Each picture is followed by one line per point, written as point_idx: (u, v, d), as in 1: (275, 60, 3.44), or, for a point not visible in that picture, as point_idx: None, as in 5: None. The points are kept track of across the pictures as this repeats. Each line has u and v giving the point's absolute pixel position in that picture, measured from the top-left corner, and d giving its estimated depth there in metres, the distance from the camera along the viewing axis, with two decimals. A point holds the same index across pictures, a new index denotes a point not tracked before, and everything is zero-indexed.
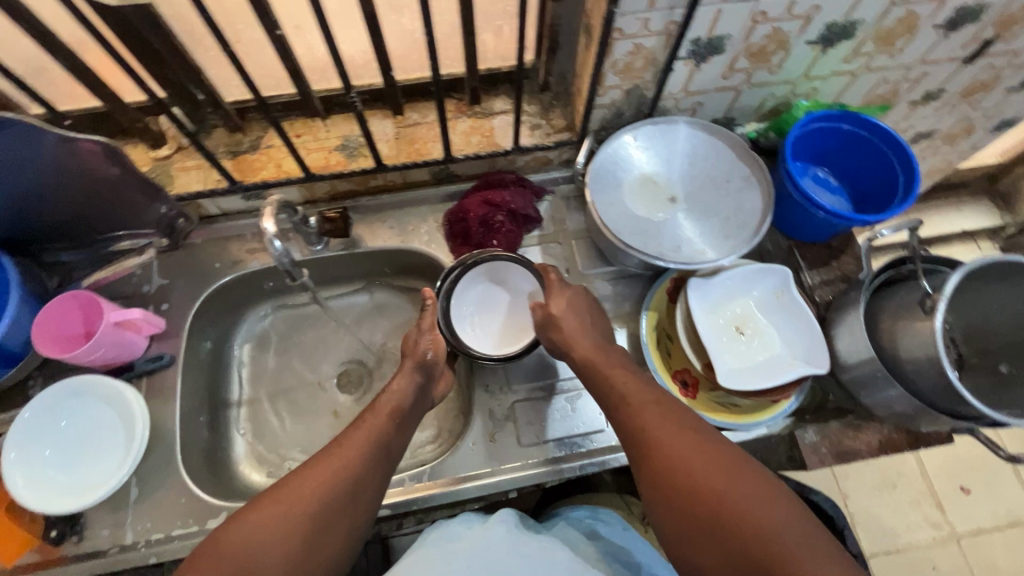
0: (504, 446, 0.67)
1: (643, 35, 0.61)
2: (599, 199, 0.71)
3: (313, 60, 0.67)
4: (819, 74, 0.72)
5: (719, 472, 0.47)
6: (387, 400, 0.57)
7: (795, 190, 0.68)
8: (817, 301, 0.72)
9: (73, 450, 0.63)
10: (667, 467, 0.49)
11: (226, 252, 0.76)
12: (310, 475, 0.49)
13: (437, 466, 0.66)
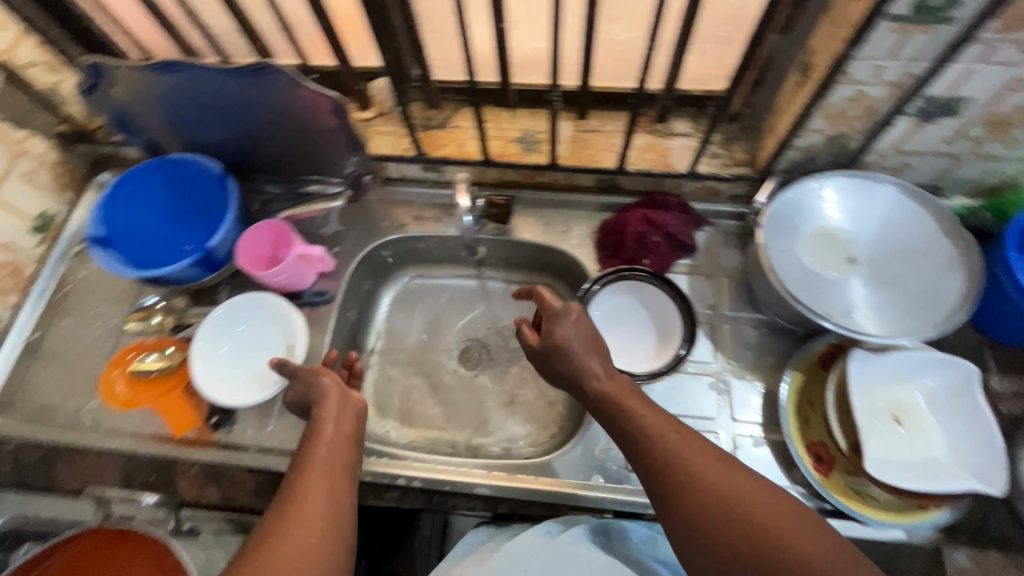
0: (611, 465, 0.66)
1: (872, 82, 0.57)
2: (772, 243, 0.67)
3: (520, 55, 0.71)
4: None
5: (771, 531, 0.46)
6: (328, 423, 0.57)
7: (1010, 283, 0.60)
8: (1002, 413, 0.63)
9: (240, 353, 0.73)
10: (703, 521, 0.47)
11: (394, 213, 0.82)
12: (300, 510, 0.49)
13: (542, 464, 0.66)
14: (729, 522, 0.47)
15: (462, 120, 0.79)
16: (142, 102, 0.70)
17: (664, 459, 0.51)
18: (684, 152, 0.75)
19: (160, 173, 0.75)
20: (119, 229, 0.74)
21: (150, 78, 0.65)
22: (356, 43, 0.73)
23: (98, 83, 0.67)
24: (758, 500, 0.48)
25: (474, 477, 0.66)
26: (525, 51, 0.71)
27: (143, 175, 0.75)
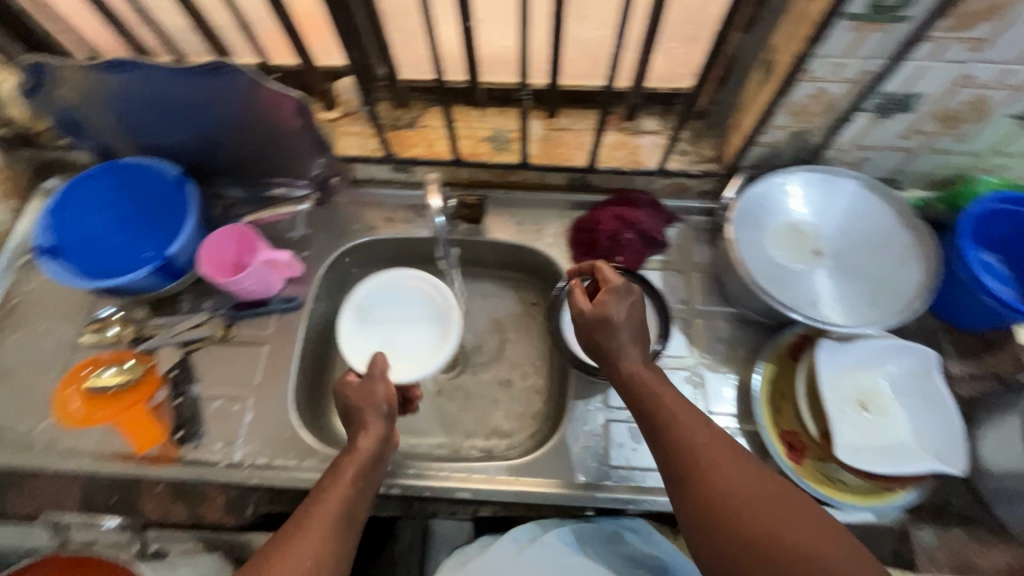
0: (591, 462, 0.66)
1: (831, 79, 0.58)
2: (741, 236, 0.68)
3: (488, 54, 0.70)
4: (1012, 152, 0.65)
5: (790, 541, 0.44)
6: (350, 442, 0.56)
7: (961, 270, 0.63)
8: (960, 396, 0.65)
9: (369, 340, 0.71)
10: (732, 531, 0.46)
11: (364, 215, 0.80)
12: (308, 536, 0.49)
13: (522, 465, 0.66)
14: (745, 523, 0.46)
15: (430, 120, 0.77)
16: (91, 105, 0.67)
17: (686, 455, 0.50)
18: (654, 150, 0.75)
19: (115, 179, 0.71)
20: (72, 238, 0.71)
21: (98, 79, 0.62)
22: (317, 41, 0.71)
23: (42, 84, 0.63)
24: (777, 505, 0.47)
25: (455, 482, 0.65)
26: (493, 50, 0.70)
27: (95, 183, 0.71)
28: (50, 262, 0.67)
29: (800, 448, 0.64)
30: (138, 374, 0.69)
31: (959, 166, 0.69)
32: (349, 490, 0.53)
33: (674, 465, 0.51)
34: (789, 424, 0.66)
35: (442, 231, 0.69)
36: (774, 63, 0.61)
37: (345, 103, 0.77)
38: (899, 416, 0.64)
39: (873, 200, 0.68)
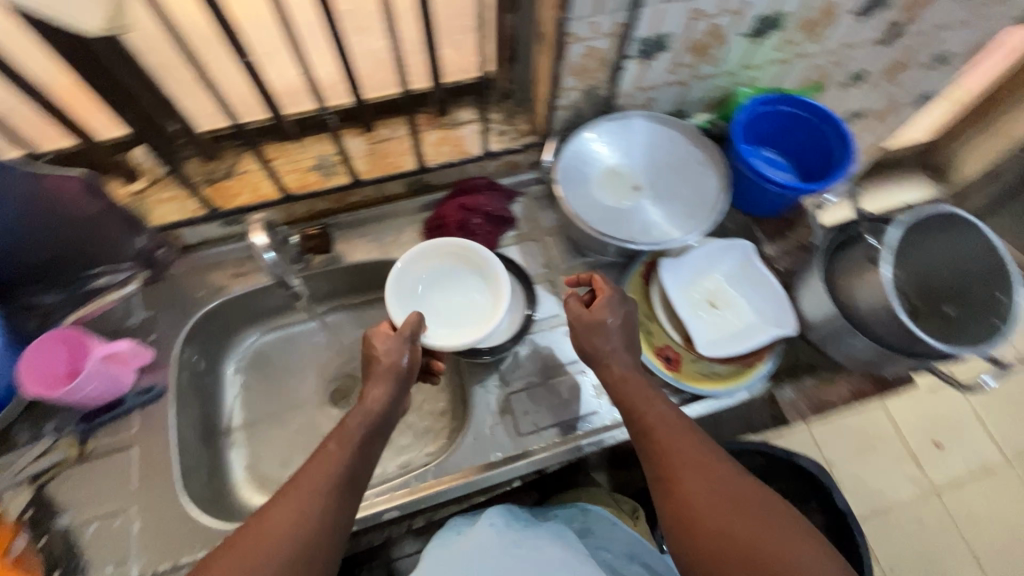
0: (504, 436, 0.68)
1: (594, 37, 0.65)
2: (570, 193, 0.75)
3: (285, 84, 0.69)
4: (756, 64, 0.78)
5: (761, 532, 0.46)
6: (356, 414, 0.53)
7: (745, 167, 0.75)
8: (780, 270, 0.78)
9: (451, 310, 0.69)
10: (708, 533, 0.47)
11: (209, 279, 0.76)
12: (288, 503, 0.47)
13: (442, 463, 0.66)
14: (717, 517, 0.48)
15: (247, 164, 0.74)
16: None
17: (664, 449, 0.53)
18: (475, 137, 0.79)
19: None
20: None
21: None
22: (88, 116, 0.63)
23: None
24: (751, 501, 0.48)
25: (380, 502, 0.64)
26: (289, 78, 0.69)
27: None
28: None
29: (676, 357, 0.72)
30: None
31: (723, 85, 0.81)
32: (342, 457, 0.50)
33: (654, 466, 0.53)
34: (662, 339, 0.73)
35: (276, 265, 0.66)
36: (545, 34, 0.67)
37: (150, 169, 0.72)
38: (741, 302, 0.74)
39: (665, 130, 0.78)
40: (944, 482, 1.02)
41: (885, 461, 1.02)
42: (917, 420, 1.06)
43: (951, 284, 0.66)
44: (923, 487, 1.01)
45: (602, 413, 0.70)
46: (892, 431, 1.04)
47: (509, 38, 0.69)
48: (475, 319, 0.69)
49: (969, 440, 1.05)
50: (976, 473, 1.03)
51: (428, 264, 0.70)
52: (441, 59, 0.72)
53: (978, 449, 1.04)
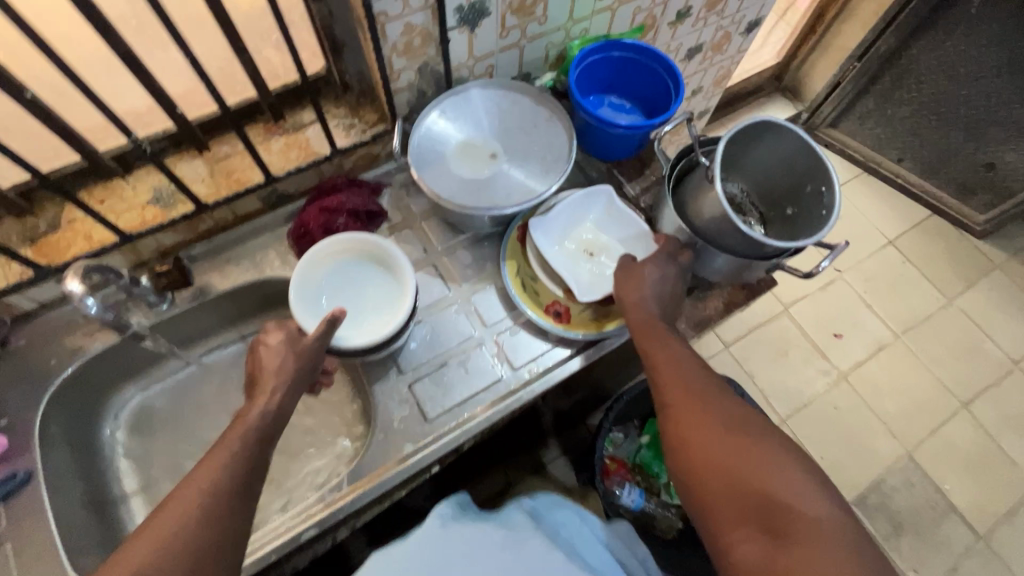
0: (413, 427, 0.67)
1: (408, 13, 0.64)
2: (424, 174, 0.73)
3: (91, 124, 0.67)
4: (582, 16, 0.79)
5: (754, 458, 0.51)
6: (255, 417, 0.55)
7: (589, 117, 0.76)
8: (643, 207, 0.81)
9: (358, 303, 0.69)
10: (700, 460, 0.54)
11: (60, 344, 0.69)
12: (170, 514, 0.47)
13: (352, 472, 0.65)
14: (725, 445, 0.53)
15: (74, 215, 0.69)
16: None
17: (678, 386, 0.59)
18: (320, 136, 0.76)
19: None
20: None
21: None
22: None
23: None
24: (752, 432, 0.54)
25: (293, 528, 0.62)
26: (92, 116, 0.67)
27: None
28: None
29: (565, 310, 0.73)
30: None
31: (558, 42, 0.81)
32: (234, 462, 0.51)
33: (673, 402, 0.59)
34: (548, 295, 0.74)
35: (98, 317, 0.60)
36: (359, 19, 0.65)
37: None
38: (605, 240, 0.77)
39: (505, 96, 0.78)
40: (847, 365, 1.24)
41: (796, 360, 1.24)
42: (819, 316, 1.29)
43: (782, 185, 0.73)
44: (831, 375, 1.23)
45: (505, 378, 0.70)
46: (794, 329, 1.27)
47: (321, 26, 0.67)
48: (381, 309, 0.68)
49: (862, 325, 1.28)
50: (871, 350, 1.26)
51: (323, 264, 0.70)
52: (265, 61, 0.74)
53: (871, 330, 1.28)
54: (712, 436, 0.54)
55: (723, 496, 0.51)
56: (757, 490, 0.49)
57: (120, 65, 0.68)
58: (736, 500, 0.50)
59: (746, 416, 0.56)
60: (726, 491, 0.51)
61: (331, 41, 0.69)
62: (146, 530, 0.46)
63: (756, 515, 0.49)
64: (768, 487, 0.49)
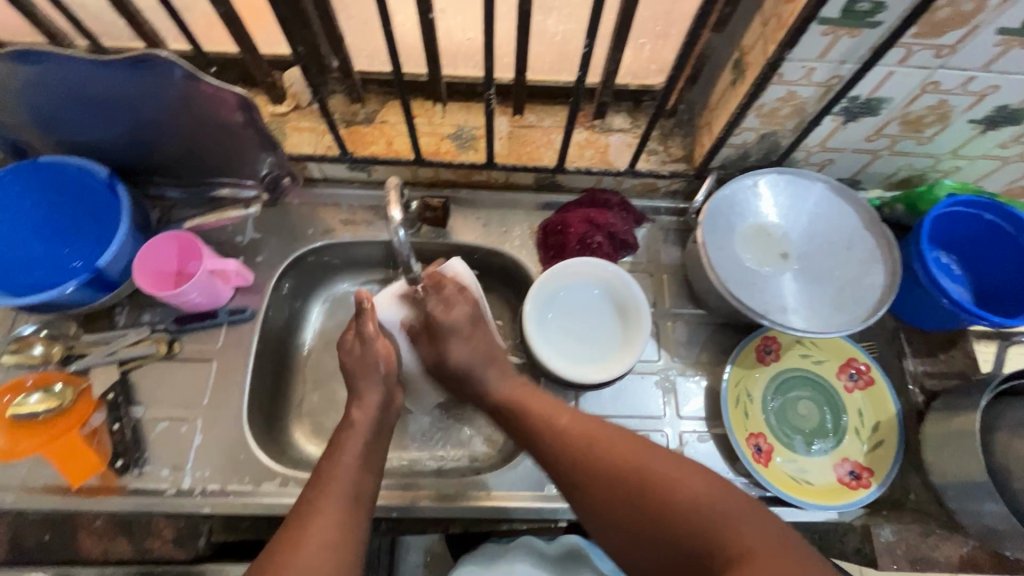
0: None
1: (916, 67, 0.66)
2: (793, 292, 0.80)
3: (610, 93, 0.84)
4: (967, 156, 0.82)
5: (649, 483, 0.58)
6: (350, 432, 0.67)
7: (924, 273, 0.77)
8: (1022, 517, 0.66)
9: (567, 329, 0.81)
10: (645, 524, 0.56)
11: (473, 229, 0.92)
12: (309, 506, 0.59)
13: (538, 476, 0.77)
14: (628, 498, 0.58)
15: (481, 123, 0.90)
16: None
17: (578, 466, 0.61)
18: (618, 151, 0.89)
19: (25, 180, 0.76)
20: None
21: (15, 73, 0.66)
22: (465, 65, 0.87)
23: (60, 109, 0.73)
24: (605, 436, 0.63)
25: (464, 500, 0.75)
26: (611, 90, 0.85)
27: (8, 182, 0.76)
28: None
29: (763, 450, 0.80)
30: (68, 398, 0.75)
31: (915, 170, 0.86)
32: (352, 473, 0.63)
33: (613, 485, 0.59)
34: (754, 428, 0.81)
35: (404, 245, 0.70)
36: (883, 73, 0.68)
37: (478, 129, 0.90)
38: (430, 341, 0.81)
39: (835, 197, 0.82)
40: None
41: None
42: None
43: None
44: None
45: None
46: None
47: (812, 103, 0.73)
48: (598, 346, 0.80)
49: None
50: None
51: (569, 280, 0.83)
52: (748, 137, 0.81)
53: None
54: (600, 491, 0.59)
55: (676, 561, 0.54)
56: (671, 513, 0.55)
57: (569, 55, 0.86)
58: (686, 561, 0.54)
59: (595, 427, 0.64)
60: (685, 558, 0.54)
61: (800, 117, 0.76)
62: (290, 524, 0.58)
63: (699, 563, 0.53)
64: (702, 536, 0.53)
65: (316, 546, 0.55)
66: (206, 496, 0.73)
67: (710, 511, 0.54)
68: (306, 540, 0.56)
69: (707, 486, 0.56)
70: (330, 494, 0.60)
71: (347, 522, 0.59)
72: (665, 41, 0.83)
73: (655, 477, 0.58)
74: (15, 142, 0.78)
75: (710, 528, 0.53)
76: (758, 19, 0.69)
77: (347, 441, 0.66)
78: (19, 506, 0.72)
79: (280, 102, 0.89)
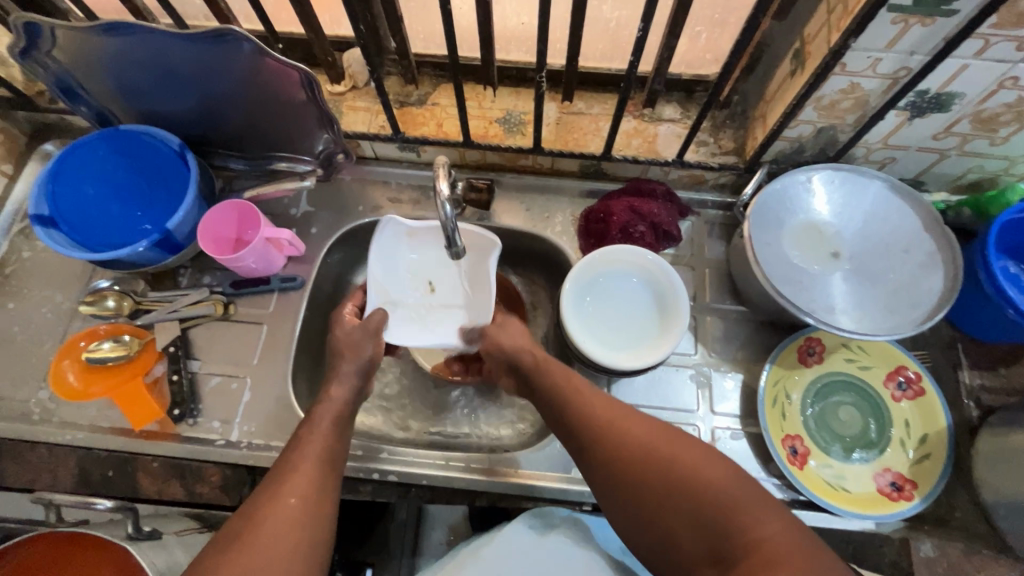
0: None
1: (992, 59, 0.63)
2: (844, 293, 0.77)
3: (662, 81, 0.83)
4: None
5: (665, 466, 0.59)
6: (333, 402, 0.69)
7: (986, 280, 0.73)
8: None
9: (603, 315, 0.82)
10: (657, 501, 0.59)
11: (516, 212, 0.93)
12: (292, 468, 0.61)
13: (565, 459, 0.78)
14: (645, 475, 0.60)
15: (529, 108, 0.91)
16: (81, 64, 0.75)
17: (598, 442, 0.64)
18: (666, 141, 0.88)
19: (107, 145, 0.83)
20: (65, 200, 0.82)
21: (106, 44, 0.71)
22: (517, 50, 0.88)
23: (141, 81, 0.78)
24: (631, 423, 0.64)
25: (493, 476, 0.77)
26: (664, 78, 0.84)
27: (92, 147, 0.83)
28: (44, 230, 0.79)
29: (798, 452, 0.78)
30: (136, 347, 0.81)
31: (985, 173, 0.81)
32: (328, 438, 0.65)
33: (624, 465, 0.61)
34: (790, 429, 0.79)
35: (451, 222, 0.71)
36: (955, 67, 0.64)
37: (525, 113, 0.91)
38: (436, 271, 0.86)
39: (895, 196, 0.78)
40: None
41: None
42: None
43: None
44: None
45: None
46: None
47: (875, 94, 0.70)
48: (633, 335, 0.80)
49: None
50: None
51: (610, 267, 0.83)
52: (803, 132, 0.78)
53: None
54: (617, 469, 0.62)
55: (684, 538, 0.58)
56: (696, 500, 0.57)
57: (621, 43, 0.86)
58: (695, 540, 0.57)
59: (620, 412, 0.65)
60: (697, 537, 0.57)
61: (862, 112, 0.73)
62: (270, 487, 0.59)
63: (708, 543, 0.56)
64: (712, 521, 0.56)
65: (296, 501, 0.58)
66: (251, 450, 0.78)
67: (730, 500, 0.56)
68: (286, 494, 0.58)
69: (728, 473, 0.58)
70: (303, 454, 0.62)
71: (326, 474, 0.62)
72: (722, 30, 0.81)
73: (682, 468, 0.59)
74: (101, 111, 0.85)
75: (730, 518, 0.56)
76: (824, 7, 0.66)
77: (322, 414, 0.67)
78: (87, 443, 0.78)
79: (339, 81, 0.92)
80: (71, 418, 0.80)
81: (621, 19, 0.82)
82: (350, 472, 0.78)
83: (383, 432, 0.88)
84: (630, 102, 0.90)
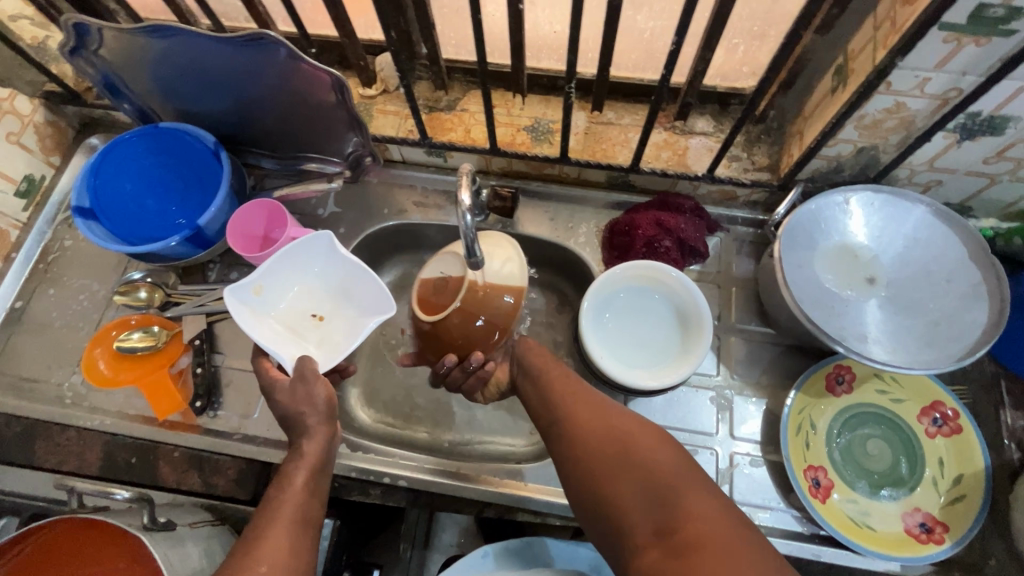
0: None
1: None
2: (879, 321, 0.74)
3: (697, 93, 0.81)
4: None
5: (619, 440, 0.64)
6: (309, 453, 0.67)
7: None
8: None
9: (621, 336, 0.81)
10: (606, 476, 0.62)
11: (539, 221, 0.92)
12: (265, 532, 0.59)
13: None
14: (603, 449, 0.64)
15: (558, 117, 0.90)
16: (126, 64, 0.78)
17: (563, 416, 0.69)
18: (697, 155, 0.86)
19: (146, 142, 0.86)
20: (103, 193, 0.85)
21: (149, 45, 0.74)
22: (549, 58, 0.87)
23: (180, 81, 0.80)
24: (600, 406, 0.69)
25: (502, 486, 0.77)
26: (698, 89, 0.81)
27: (132, 142, 0.85)
28: (82, 221, 0.82)
29: (821, 484, 0.74)
30: (163, 338, 0.84)
31: None
32: (303, 494, 0.64)
33: (581, 437, 0.66)
34: (814, 460, 0.75)
35: (472, 230, 0.69)
36: (1009, 90, 0.61)
37: (554, 121, 0.90)
38: (331, 296, 0.83)
39: (939, 222, 0.75)
40: None
41: None
42: None
43: None
44: None
45: None
46: None
47: (921, 114, 0.67)
48: (653, 353, 0.79)
49: None
50: None
51: (630, 284, 0.81)
52: (843, 151, 0.75)
53: None
54: (584, 444, 0.65)
55: (636, 513, 0.59)
56: (643, 475, 0.60)
57: (655, 55, 0.84)
58: (641, 517, 0.58)
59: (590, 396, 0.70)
60: (642, 511, 0.58)
61: (907, 133, 0.70)
62: (242, 554, 0.58)
63: (651, 521, 0.57)
64: (654, 496, 0.58)
65: (267, 569, 0.56)
66: (268, 446, 0.80)
67: (670, 475, 0.59)
68: (257, 562, 0.56)
69: (674, 455, 0.62)
70: (277, 515, 0.61)
71: (301, 533, 0.61)
72: (761, 43, 0.78)
73: (636, 446, 0.63)
74: (143, 108, 0.88)
75: (672, 496, 0.57)
76: (871, 22, 0.63)
77: (296, 468, 0.66)
78: (114, 430, 0.81)
79: (371, 85, 0.93)
80: (100, 404, 0.83)
81: (656, 29, 0.80)
82: (362, 475, 0.78)
83: (398, 435, 0.88)
84: (661, 113, 0.88)
